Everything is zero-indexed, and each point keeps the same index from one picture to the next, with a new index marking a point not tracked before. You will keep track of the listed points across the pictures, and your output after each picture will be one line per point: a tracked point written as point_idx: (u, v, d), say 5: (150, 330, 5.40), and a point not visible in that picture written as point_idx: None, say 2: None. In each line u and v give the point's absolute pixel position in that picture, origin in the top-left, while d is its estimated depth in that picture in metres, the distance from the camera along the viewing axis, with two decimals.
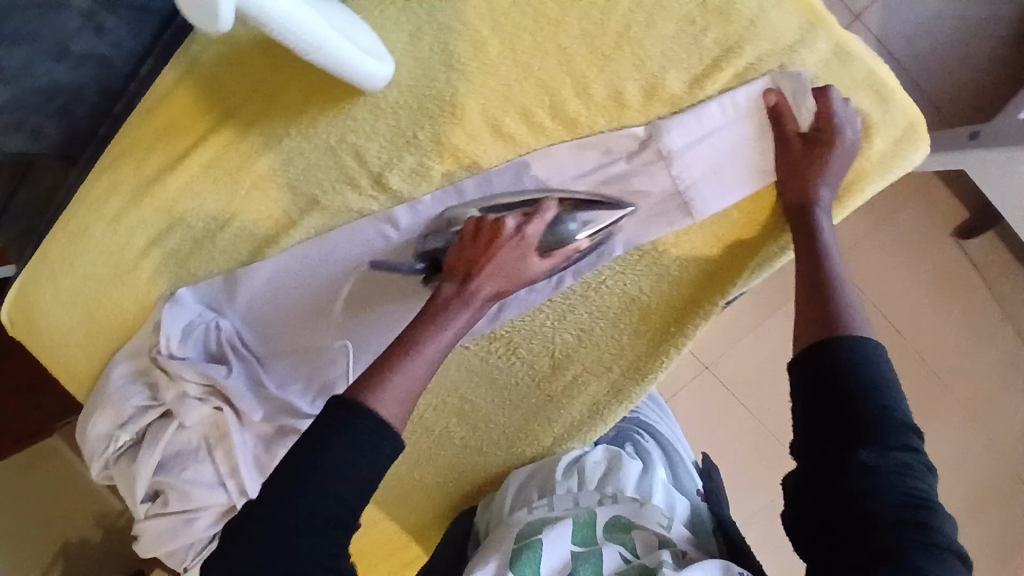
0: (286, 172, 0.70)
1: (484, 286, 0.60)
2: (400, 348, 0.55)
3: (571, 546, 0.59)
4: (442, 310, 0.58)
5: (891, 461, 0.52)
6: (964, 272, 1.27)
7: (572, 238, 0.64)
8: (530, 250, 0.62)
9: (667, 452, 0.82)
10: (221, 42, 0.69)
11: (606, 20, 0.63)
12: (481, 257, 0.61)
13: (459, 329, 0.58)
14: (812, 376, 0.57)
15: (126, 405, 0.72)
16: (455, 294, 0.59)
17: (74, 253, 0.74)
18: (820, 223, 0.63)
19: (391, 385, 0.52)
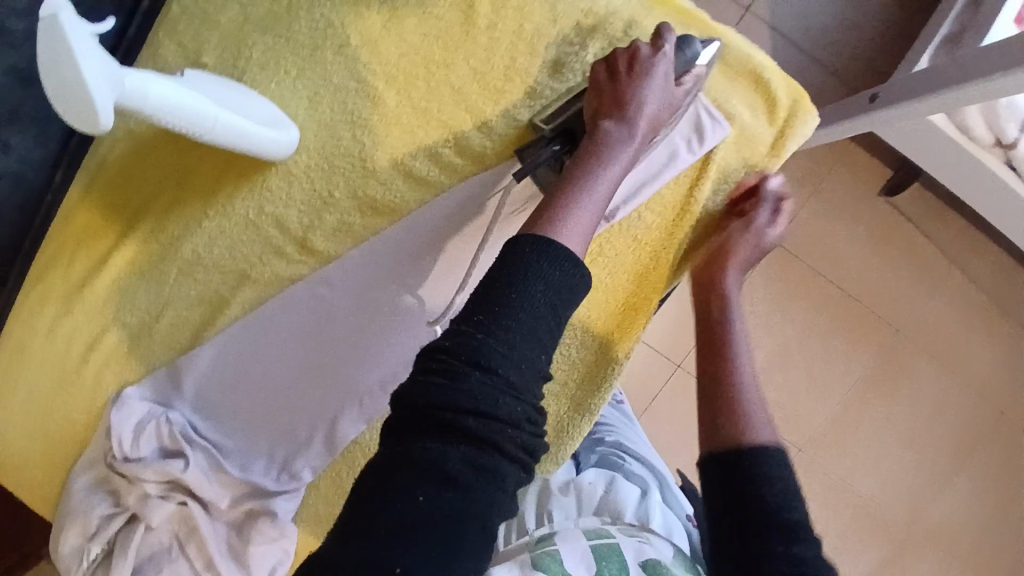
0: (211, 253, 0.70)
1: (642, 114, 0.59)
2: (574, 181, 0.57)
3: (589, 542, 0.63)
4: (607, 143, 0.58)
5: (816, 555, 0.52)
6: (903, 226, 1.31)
7: (694, 65, 0.63)
8: (670, 67, 0.61)
9: (649, 467, 0.82)
10: (129, 139, 0.70)
11: (491, 55, 0.66)
12: (623, 79, 0.60)
13: (623, 163, 0.59)
14: (723, 471, 0.58)
15: (91, 517, 0.69)
16: (616, 126, 0.59)
17: (13, 372, 0.73)
18: (730, 301, 0.69)
19: (572, 221, 0.55)
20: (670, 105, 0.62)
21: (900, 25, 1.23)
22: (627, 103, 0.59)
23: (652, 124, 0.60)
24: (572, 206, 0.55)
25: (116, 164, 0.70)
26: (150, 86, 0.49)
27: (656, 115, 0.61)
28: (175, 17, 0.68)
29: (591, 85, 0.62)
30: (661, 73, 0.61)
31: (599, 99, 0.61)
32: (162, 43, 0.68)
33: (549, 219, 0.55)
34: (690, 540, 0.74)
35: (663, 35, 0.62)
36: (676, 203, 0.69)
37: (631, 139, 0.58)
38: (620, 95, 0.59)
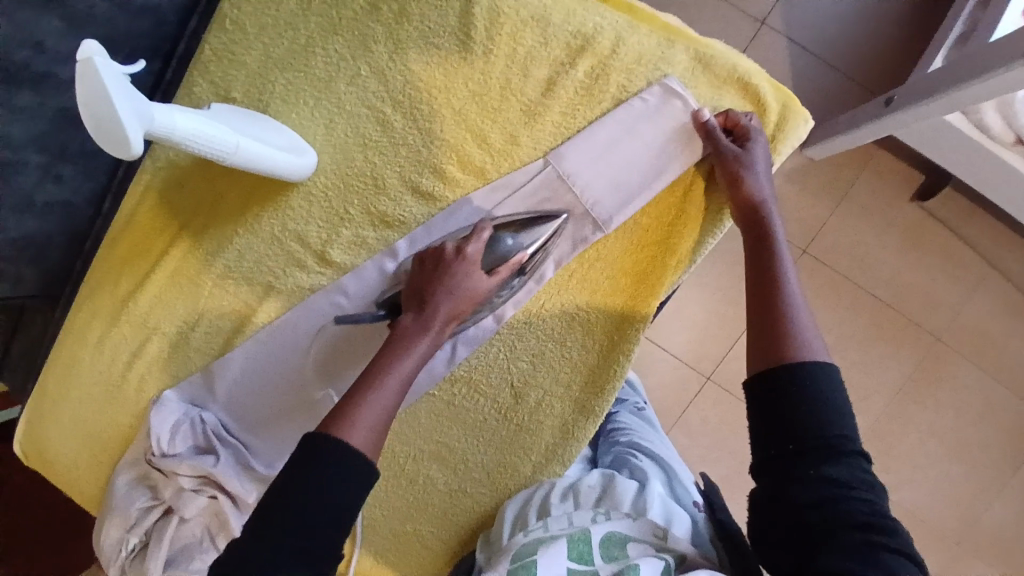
0: (240, 268, 0.77)
1: (438, 309, 0.64)
2: (377, 368, 0.62)
3: (567, 564, 0.64)
4: (401, 338, 0.64)
5: (852, 475, 0.55)
6: (937, 229, 1.27)
7: (512, 253, 0.67)
8: (476, 266, 0.66)
9: (663, 467, 0.81)
10: (167, 167, 0.78)
11: (487, 78, 0.71)
12: (433, 279, 0.65)
13: (417, 357, 0.63)
14: (768, 400, 0.58)
15: (131, 509, 0.76)
16: (414, 321, 0.65)
17: (70, 381, 0.81)
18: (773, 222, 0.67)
19: (358, 417, 0.58)
20: (473, 296, 0.65)
21: (916, 27, 1.22)
22: (430, 303, 0.65)
23: (450, 318, 0.65)
24: (371, 386, 0.60)
25: (157, 192, 0.78)
26: (177, 117, 0.56)
27: (453, 307, 0.65)
28: (206, 58, 0.75)
29: (410, 283, 0.68)
30: (475, 269, 0.66)
31: (415, 294, 0.66)
32: (196, 82, 0.75)
33: (337, 416, 0.58)
34: (698, 528, 0.71)
35: (473, 237, 0.67)
36: (670, 209, 0.72)
37: (424, 333, 0.64)
38: (426, 295, 0.65)
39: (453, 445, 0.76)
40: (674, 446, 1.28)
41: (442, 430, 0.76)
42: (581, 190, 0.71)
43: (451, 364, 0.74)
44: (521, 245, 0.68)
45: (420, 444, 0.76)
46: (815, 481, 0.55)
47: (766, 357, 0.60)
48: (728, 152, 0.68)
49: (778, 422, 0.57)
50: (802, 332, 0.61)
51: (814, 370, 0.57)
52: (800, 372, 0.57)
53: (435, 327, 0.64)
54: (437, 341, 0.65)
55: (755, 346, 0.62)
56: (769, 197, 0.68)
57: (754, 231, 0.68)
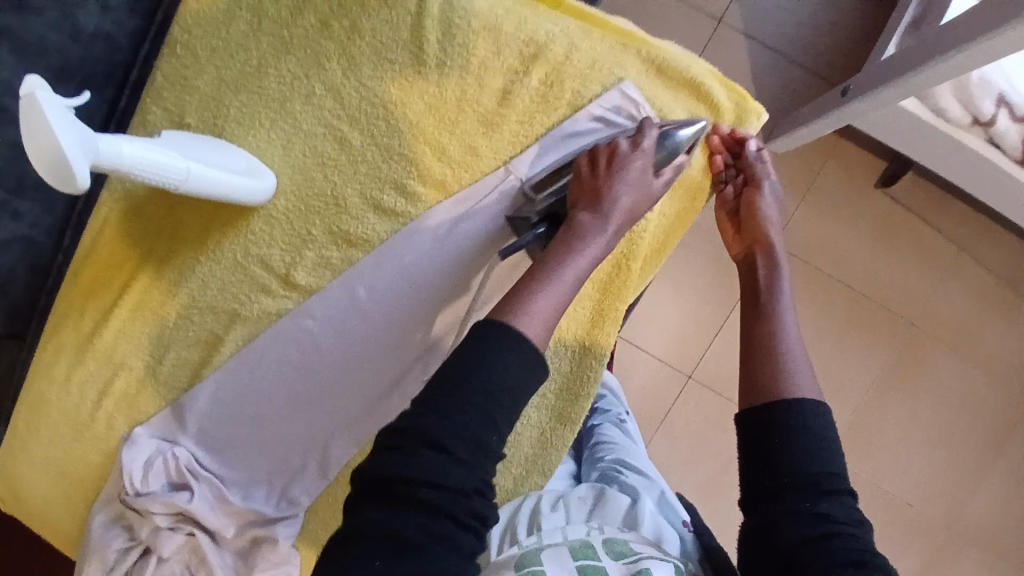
0: (205, 295, 0.76)
1: (617, 204, 0.65)
2: (554, 264, 0.62)
3: (574, 564, 0.61)
4: (580, 234, 0.63)
5: (842, 513, 0.54)
6: (903, 215, 1.29)
7: (678, 150, 0.69)
8: (650, 164, 0.67)
9: (649, 482, 0.81)
10: (125, 196, 0.76)
11: (443, 91, 0.71)
12: (606, 178, 0.66)
13: (591, 256, 0.63)
14: (758, 424, 0.59)
15: (108, 552, 0.74)
16: (591, 219, 0.65)
17: (35, 423, 0.79)
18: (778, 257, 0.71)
19: (533, 309, 0.58)
20: (646, 196, 0.67)
21: (868, 18, 1.24)
22: (604, 202, 0.65)
23: (626, 217, 0.66)
24: (540, 290, 0.59)
25: (116, 221, 0.76)
26: (126, 147, 0.55)
27: (631, 206, 0.66)
28: (159, 85, 0.74)
29: (576, 187, 0.68)
30: (644, 167, 0.67)
31: (586, 195, 0.66)
32: (150, 110, 0.74)
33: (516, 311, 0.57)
34: (686, 544, 0.71)
35: (645, 132, 0.68)
36: None
37: (603, 232, 0.64)
38: (601, 195, 0.65)
39: None
40: (662, 446, 1.28)
41: None
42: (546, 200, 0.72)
43: None
44: (682, 147, 0.69)
45: None
46: (807, 514, 0.54)
47: (762, 386, 0.61)
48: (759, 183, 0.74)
49: (768, 456, 0.57)
50: (796, 369, 0.61)
51: (804, 408, 0.58)
52: (786, 407, 0.58)
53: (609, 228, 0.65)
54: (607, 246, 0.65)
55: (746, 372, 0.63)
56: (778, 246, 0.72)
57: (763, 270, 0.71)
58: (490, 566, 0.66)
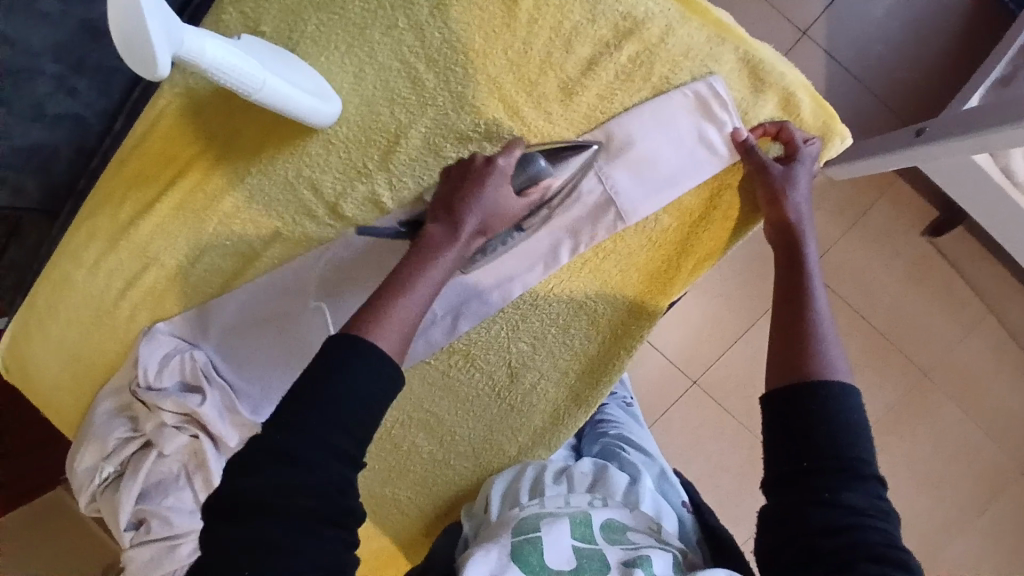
0: (249, 209, 0.75)
1: (471, 219, 0.62)
2: (404, 275, 0.59)
3: (572, 542, 0.62)
4: (429, 245, 0.61)
5: (867, 502, 0.53)
6: (941, 265, 1.27)
7: (542, 176, 0.65)
8: (507, 181, 0.64)
9: (651, 461, 0.81)
10: (184, 93, 0.75)
11: (528, 49, 0.69)
12: (460, 191, 0.62)
13: (445, 266, 0.61)
14: (788, 408, 0.57)
15: (109, 438, 0.76)
16: (441, 230, 0.62)
17: (58, 299, 0.79)
18: (809, 243, 0.66)
19: (392, 312, 0.56)
20: (503, 214, 0.64)
21: (953, 59, 1.20)
22: (457, 210, 0.62)
23: (478, 234, 0.63)
24: (402, 295, 0.58)
25: (171, 118, 0.74)
26: (207, 45, 0.54)
27: (482, 224, 0.63)
28: None
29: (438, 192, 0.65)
30: (505, 186, 0.63)
31: (442, 203, 0.63)
32: (225, 10, 0.72)
33: (371, 316, 0.56)
34: (685, 527, 0.73)
35: (506, 151, 0.64)
36: (696, 211, 0.71)
37: (453, 243, 0.61)
38: (453, 204, 0.62)
39: (441, 417, 0.76)
40: None
41: (434, 399, 0.75)
42: (609, 180, 0.70)
43: (452, 334, 0.73)
44: (552, 172, 0.66)
45: (409, 409, 0.75)
46: (828, 505, 0.52)
47: (784, 375, 0.59)
48: (772, 171, 0.66)
49: (795, 441, 0.55)
50: (828, 353, 0.59)
51: (834, 388, 0.56)
52: (821, 393, 0.56)
53: (461, 236, 0.62)
54: (461, 254, 0.63)
55: (774, 363, 0.60)
56: (807, 218, 0.67)
57: (787, 248, 0.66)
58: (491, 525, 0.68)
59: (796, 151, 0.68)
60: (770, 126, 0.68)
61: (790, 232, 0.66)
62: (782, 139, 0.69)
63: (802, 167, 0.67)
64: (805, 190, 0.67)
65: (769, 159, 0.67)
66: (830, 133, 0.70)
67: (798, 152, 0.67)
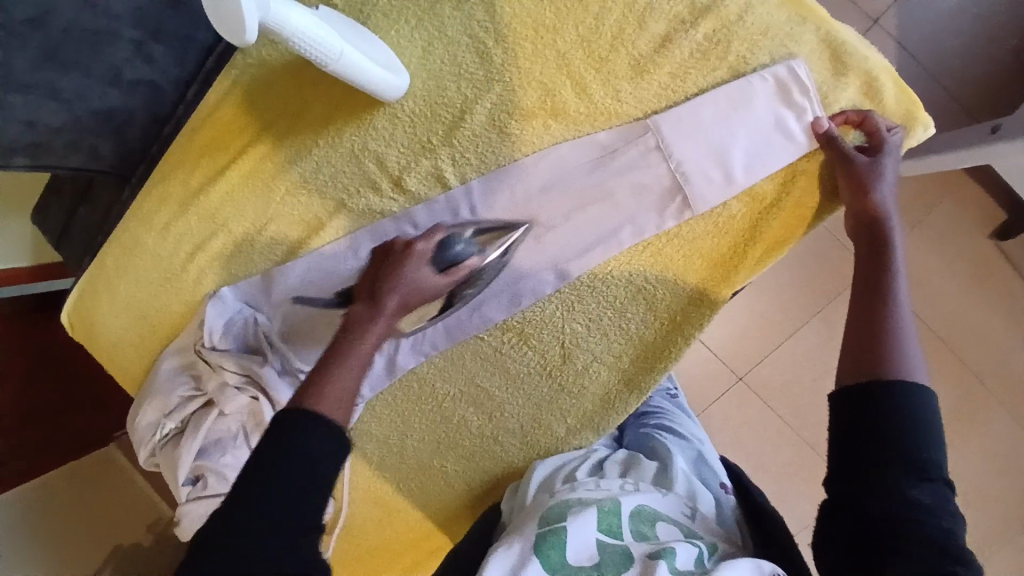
0: (315, 179, 0.76)
1: (390, 298, 0.65)
2: (335, 354, 0.62)
3: (597, 534, 0.60)
4: (356, 327, 0.64)
5: (934, 499, 0.51)
6: (1006, 271, 1.21)
7: (460, 258, 0.68)
8: (423, 261, 0.66)
9: (694, 447, 0.80)
10: (257, 64, 0.77)
11: (600, 25, 0.68)
12: (379, 274, 0.66)
13: (370, 344, 0.64)
14: (853, 405, 0.56)
15: (173, 395, 0.79)
16: (364, 309, 0.66)
17: (128, 260, 0.83)
18: (895, 238, 0.64)
19: (326, 393, 0.58)
20: (423, 291, 0.66)
21: None
22: (379, 291, 0.65)
23: (399, 310, 0.66)
24: (332, 371, 0.60)
25: (243, 88, 0.77)
26: (292, 13, 0.55)
27: (403, 301, 0.66)
28: None
29: (362, 277, 0.69)
30: (424, 268, 0.66)
31: (368, 286, 0.67)
32: None
33: (312, 390, 0.58)
34: (723, 508, 0.70)
35: (426, 237, 0.67)
36: (769, 198, 0.69)
37: (375, 319, 0.64)
38: (374, 287, 0.66)
39: (492, 392, 0.76)
40: None
41: (485, 375, 0.76)
42: (677, 163, 0.69)
43: (509, 310, 0.73)
44: (473, 252, 0.69)
45: (461, 384, 0.76)
46: (893, 499, 0.51)
47: (859, 369, 0.57)
48: (857, 162, 0.64)
49: (865, 435, 0.54)
50: (908, 350, 0.57)
51: (904, 388, 0.54)
52: (892, 389, 0.54)
53: (384, 316, 0.65)
54: (387, 330, 0.66)
55: (850, 356, 0.59)
56: (893, 212, 0.64)
57: (869, 242, 0.64)
58: (527, 508, 0.69)
59: (881, 141, 0.65)
60: (852, 115, 0.66)
61: (874, 229, 0.64)
62: (866, 129, 0.66)
63: (889, 158, 0.65)
64: (892, 182, 0.65)
65: (853, 149, 0.65)
66: (914, 122, 0.67)
67: (884, 143, 0.65)
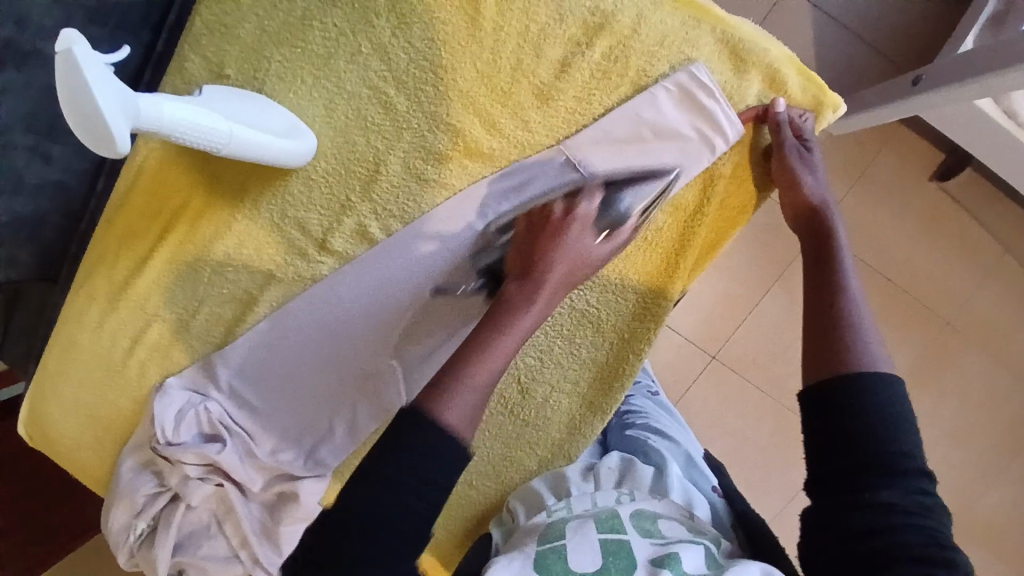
0: (240, 254, 0.74)
1: (550, 272, 0.61)
2: (470, 349, 0.57)
3: (598, 537, 0.59)
4: (509, 307, 0.60)
5: (912, 501, 0.51)
6: (954, 212, 1.22)
7: (625, 218, 0.66)
8: (589, 227, 0.64)
9: (678, 447, 0.80)
10: (162, 145, 0.74)
11: (497, 57, 0.67)
12: (538, 243, 0.63)
13: (524, 327, 0.59)
14: (822, 406, 0.55)
15: (138, 495, 0.74)
16: (518, 288, 0.61)
17: (62, 366, 0.79)
18: (834, 221, 0.65)
19: (459, 391, 0.53)
20: (590, 260, 0.63)
21: None
22: (538, 268, 0.62)
23: (562, 285, 0.62)
24: (469, 367, 0.55)
25: (150, 171, 0.74)
26: (165, 108, 0.53)
27: (565, 273, 0.62)
28: (197, 32, 0.71)
29: (516, 245, 0.66)
30: (589, 233, 0.64)
31: (523, 260, 0.63)
32: (186, 57, 0.71)
33: (442, 388, 0.54)
34: (718, 513, 0.70)
35: (589, 197, 0.65)
36: (691, 206, 0.69)
37: (532, 298, 0.60)
38: (532, 258, 0.62)
39: None
40: None
41: None
42: None
43: None
44: (631, 208, 0.66)
45: None
46: (874, 504, 0.51)
47: (824, 366, 0.57)
48: (792, 150, 0.66)
49: (839, 439, 0.53)
50: (864, 340, 0.57)
51: (870, 382, 0.54)
52: (857, 386, 0.54)
53: (543, 288, 0.61)
54: (544, 308, 0.62)
55: (811, 353, 0.58)
56: (826, 198, 0.66)
57: (811, 234, 0.65)
58: (519, 534, 0.66)
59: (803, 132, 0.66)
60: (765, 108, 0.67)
61: (813, 217, 0.65)
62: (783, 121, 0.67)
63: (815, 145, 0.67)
64: (822, 169, 0.67)
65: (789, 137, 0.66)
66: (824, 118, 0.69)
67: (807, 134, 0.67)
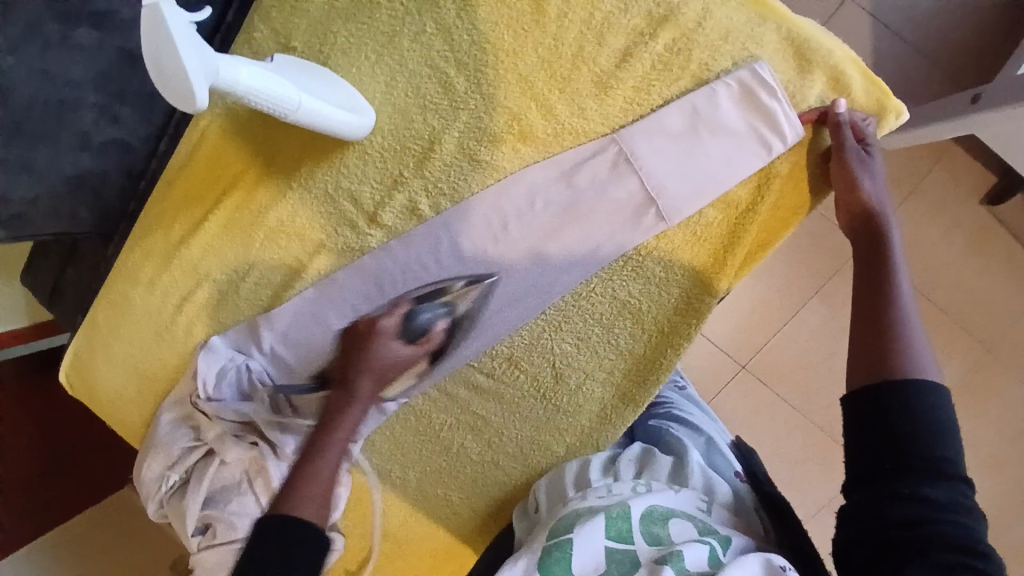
0: (292, 222, 0.76)
1: (361, 382, 0.71)
2: (307, 453, 0.69)
3: (604, 542, 0.59)
4: (334, 413, 0.70)
5: (952, 499, 0.50)
6: (1004, 235, 1.19)
7: (427, 328, 0.71)
8: (392, 337, 0.71)
9: (708, 440, 0.79)
10: (225, 112, 0.77)
11: (559, 44, 0.68)
12: (352, 357, 0.72)
13: (350, 426, 0.70)
14: (866, 411, 0.55)
15: (175, 447, 0.77)
16: (341, 396, 0.71)
17: (115, 319, 0.82)
18: (888, 227, 0.64)
19: (303, 493, 0.65)
20: (399, 366, 0.72)
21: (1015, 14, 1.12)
22: (352, 377, 0.71)
23: (377, 391, 0.72)
24: (313, 457, 0.68)
25: (213, 137, 0.77)
26: (242, 71, 0.55)
27: (375, 382, 0.71)
28: (269, 4, 0.74)
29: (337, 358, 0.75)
30: (392, 342, 0.71)
31: (341, 369, 0.73)
32: (255, 28, 0.74)
33: (292, 491, 0.65)
34: (741, 498, 0.68)
35: (389, 312, 0.71)
36: (744, 204, 0.69)
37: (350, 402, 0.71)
38: (346, 369, 0.72)
39: (490, 418, 0.76)
40: None
41: (480, 402, 0.76)
42: (648, 178, 0.68)
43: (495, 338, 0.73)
44: (436, 321, 0.72)
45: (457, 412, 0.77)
46: (909, 500, 0.50)
47: (873, 371, 0.56)
48: (851, 153, 0.65)
49: (881, 440, 0.53)
50: (913, 347, 0.56)
51: (917, 387, 0.53)
52: (906, 389, 0.53)
53: (358, 396, 0.71)
54: (365, 408, 0.72)
55: (856, 359, 0.58)
56: (885, 205, 0.65)
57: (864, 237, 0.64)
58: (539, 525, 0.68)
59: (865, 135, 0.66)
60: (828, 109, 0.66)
61: (867, 222, 0.65)
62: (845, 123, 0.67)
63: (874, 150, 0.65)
64: (880, 174, 0.65)
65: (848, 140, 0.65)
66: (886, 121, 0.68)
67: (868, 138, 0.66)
